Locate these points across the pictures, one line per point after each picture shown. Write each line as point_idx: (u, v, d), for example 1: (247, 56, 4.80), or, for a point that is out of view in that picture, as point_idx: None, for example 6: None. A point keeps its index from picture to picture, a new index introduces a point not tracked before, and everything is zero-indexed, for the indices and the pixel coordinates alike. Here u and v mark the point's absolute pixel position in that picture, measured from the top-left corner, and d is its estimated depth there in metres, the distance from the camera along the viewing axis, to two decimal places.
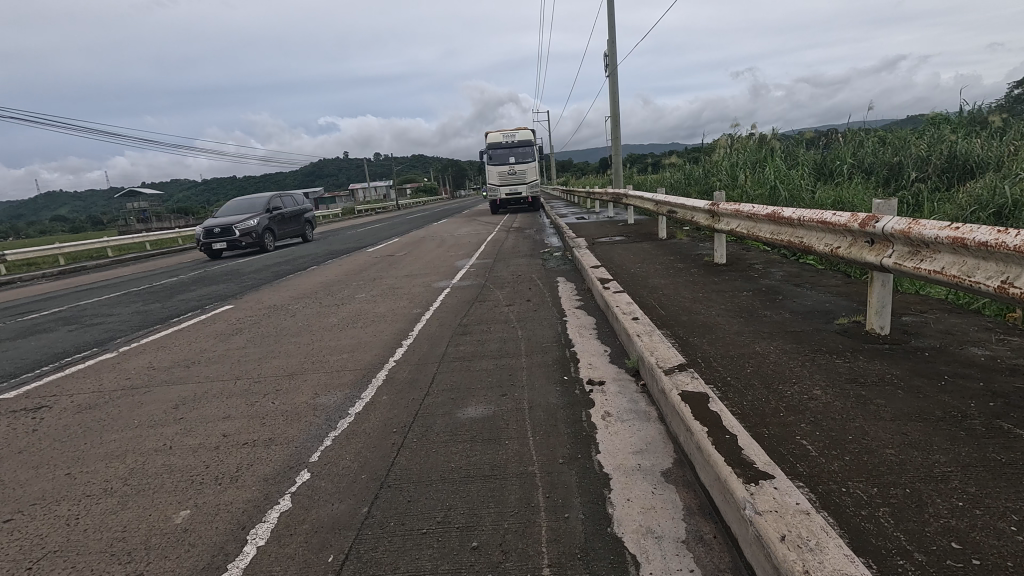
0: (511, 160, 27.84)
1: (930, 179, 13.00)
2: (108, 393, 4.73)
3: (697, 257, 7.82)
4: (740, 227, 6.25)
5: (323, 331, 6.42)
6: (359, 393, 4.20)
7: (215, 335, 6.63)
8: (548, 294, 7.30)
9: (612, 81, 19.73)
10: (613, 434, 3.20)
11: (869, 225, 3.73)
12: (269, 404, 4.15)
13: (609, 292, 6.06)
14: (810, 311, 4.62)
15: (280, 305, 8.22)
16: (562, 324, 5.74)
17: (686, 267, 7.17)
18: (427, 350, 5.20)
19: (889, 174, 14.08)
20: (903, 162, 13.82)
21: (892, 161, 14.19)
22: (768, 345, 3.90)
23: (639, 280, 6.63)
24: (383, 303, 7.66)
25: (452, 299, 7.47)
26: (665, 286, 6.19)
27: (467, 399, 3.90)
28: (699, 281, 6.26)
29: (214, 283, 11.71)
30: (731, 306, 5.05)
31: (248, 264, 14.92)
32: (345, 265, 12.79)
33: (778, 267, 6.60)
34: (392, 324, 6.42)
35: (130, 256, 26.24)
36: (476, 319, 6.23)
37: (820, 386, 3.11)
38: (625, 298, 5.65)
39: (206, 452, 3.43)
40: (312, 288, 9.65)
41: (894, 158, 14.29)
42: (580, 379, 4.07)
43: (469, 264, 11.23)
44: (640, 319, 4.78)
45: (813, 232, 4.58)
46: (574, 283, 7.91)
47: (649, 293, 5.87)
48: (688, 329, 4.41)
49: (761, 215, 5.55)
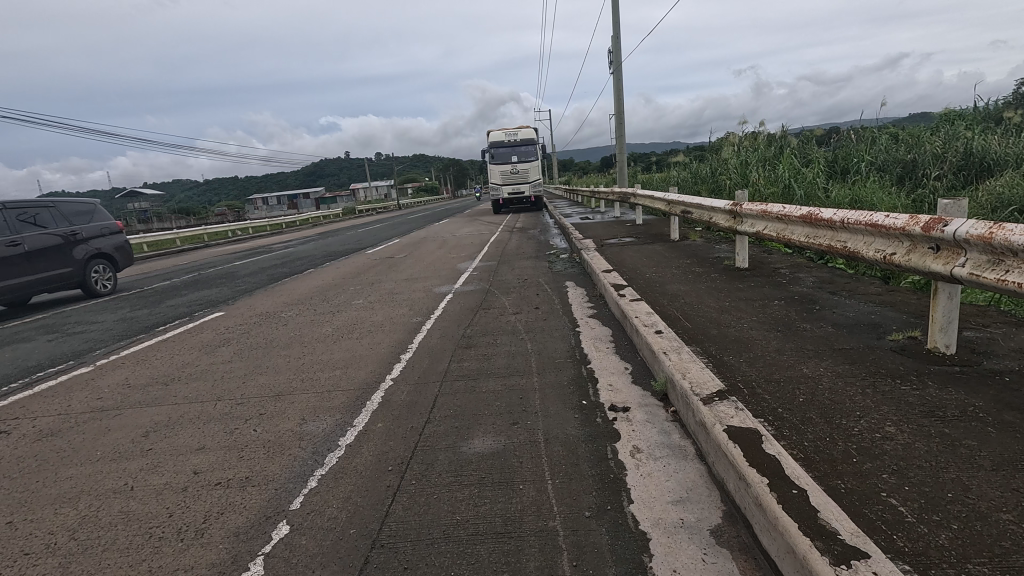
0: (514, 159, 27.33)
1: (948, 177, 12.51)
2: (74, 417, 4.25)
3: (716, 260, 7.33)
4: (767, 230, 5.75)
5: (315, 342, 5.95)
6: (351, 420, 3.73)
7: (200, 347, 6.15)
8: (557, 301, 6.81)
9: (616, 78, 19.29)
10: (646, 478, 2.72)
11: (935, 230, 3.24)
12: (249, 433, 3.67)
13: (625, 300, 5.58)
14: (856, 324, 4.12)
15: (273, 313, 7.75)
16: (574, 336, 5.25)
17: (705, 272, 6.67)
18: (427, 366, 4.72)
19: (903, 172, 13.62)
20: (919, 159, 13.33)
21: (906, 159, 13.72)
22: (816, 366, 3.41)
23: (657, 286, 6.15)
24: (381, 311, 7.18)
25: (455, 306, 6.99)
26: (686, 293, 5.71)
27: (473, 429, 3.42)
28: (723, 288, 5.76)
29: (207, 287, 11.24)
30: (764, 317, 4.56)
31: (245, 266, 14.48)
32: (344, 267, 12.34)
33: (805, 273, 6.12)
34: (389, 335, 5.93)
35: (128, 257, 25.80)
36: (481, 330, 5.73)
37: (892, 420, 2.63)
38: (644, 308, 5.17)
39: (172, 495, 2.96)
40: (308, 293, 9.19)
41: (908, 156, 13.83)
42: (601, 404, 3.60)
43: (473, 266, 10.78)
44: (664, 333, 4.29)
45: (859, 236, 4.08)
46: (584, 288, 7.44)
47: (670, 302, 5.38)
48: (720, 346, 3.92)
49: (795, 217, 5.04)
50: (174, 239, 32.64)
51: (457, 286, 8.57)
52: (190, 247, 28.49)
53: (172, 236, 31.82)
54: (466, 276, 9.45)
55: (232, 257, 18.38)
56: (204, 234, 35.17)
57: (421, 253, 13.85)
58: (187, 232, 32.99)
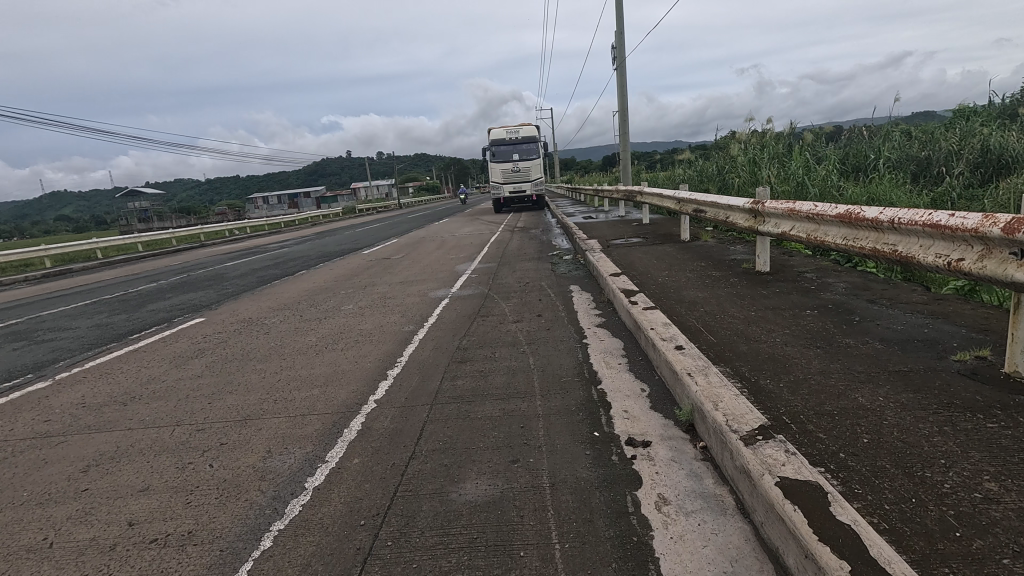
0: (515, 157, 26.78)
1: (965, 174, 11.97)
2: (11, 446, 3.72)
3: (732, 263, 6.77)
4: (794, 230, 5.18)
5: (296, 354, 5.41)
6: (324, 454, 3.19)
7: (171, 360, 5.62)
8: (562, 308, 6.26)
9: (620, 73, 18.75)
10: (678, 543, 2.18)
11: (1022, 231, 2.68)
12: (203, 470, 3.13)
13: (638, 308, 5.04)
14: (909, 341, 3.56)
15: (256, 320, 7.21)
16: (582, 349, 4.71)
17: (722, 276, 6.13)
18: (417, 384, 4.18)
19: (918, 169, 13.08)
20: (933, 156, 12.79)
21: (921, 156, 13.18)
22: (874, 395, 2.86)
23: (671, 292, 5.60)
24: (370, 318, 6.65)
25: (451, 313, 6.45)
26: (705, 300, 5.15)
27: (465, 467, 2.88)
28: (746, 294, 5.21)
29: (193, 290, 10.71)
30: (799, 330, 4.01)
31: (235, 268, 13.93)
32: (338, 269, 11.80)
33: (834, 278, 5.57)
34: (379, 346, 5.39)
35: (120, 258, 25.20)
36: (478, 342, 5.18)
37: (991, 473, 2.09)
38: (660, 317, 4.62)
39: (95, 557, 2.42)
40: (297, 297, 8.66)
41: (923, 153, 13.29)
42: (617, 438, 3.06)
43: (472, 268, 10.24)
44: (686, 350, 3.74)
45: (914, 238, 3.52)
46: (591, 293, 6.92)
47: (687, 311, 4.83)
48: (754, 366, 3.38)
49: (828, 217, 4.49)
50: (171, 239, 32.14)
51: (455, 289, 8.04)
52: (186, 247, 27.98)
53: (167, 234, 31.22)
54: (464, 279, 8.91)
55: (224, 258, 17.84)
56: (202, 235, 34.63)
57: (419, 254, 13.31)
58: (183, 231, 32.52)
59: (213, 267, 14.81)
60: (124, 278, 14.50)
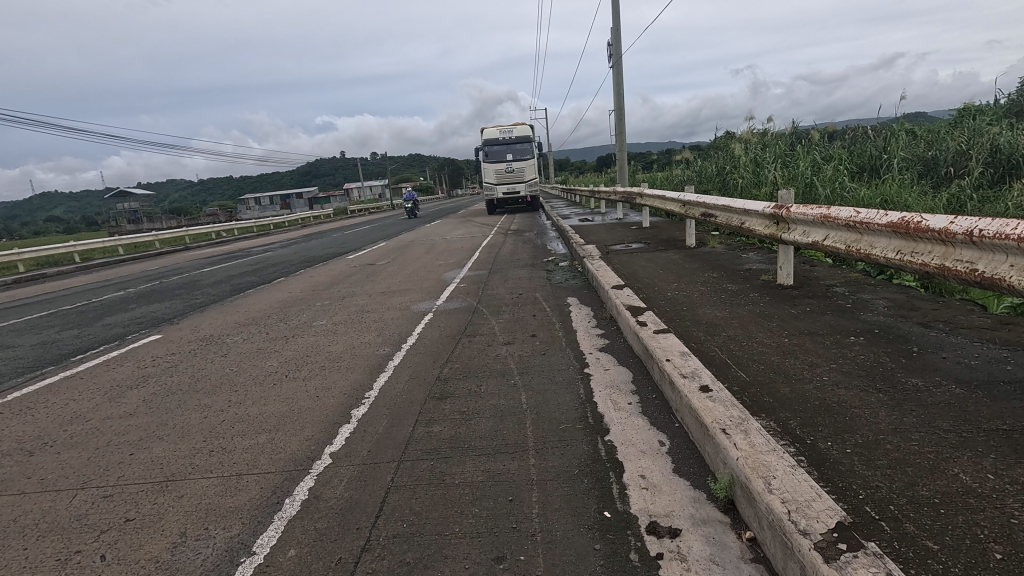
0: (509, 157, 26.05)
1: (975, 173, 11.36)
2: None
3: (748, 274, 6.08)
4: (828, 240, 4.46)
5: (251, 384, 4.65)
6: (254, 541, 2.45)
7: (106, 391, 4.83)
8: (559, 326, 5.53)
9: (617, 71, 18.12)
10: None
11: None
12: (90, 566, 2.37)
13: (648, 332, 4.33)
14: (994, 383, 2.86)
15: (217, 339, 6.42)
16: (583, 382, 3.98)
17: (740, 291, 5.41)
18: (385, 431, 3.45)
19: (924, 170, 12.42)
20: (941, 156, 12.20)
21: (926, 156, 12.51)
22: (979, 470, 2.13)
23: (685, 310, 4.89)
24: (342, 338, 5.88)
25: (434, 332, 5.73)
26: (726, 321, 4.44)
27: (433, 571, 2.15)
28: (773, 314, 4.51)
29: (159, 300, 9.87)
30: (850, 364, 3.29)
31: (210, 274, 13.09)
32: (318, 276, 11.01)
33: (871, 294, 4.87)
34: (349, 375, 4.63)
35: (96, 261, 24.14)
36: (462, 371, 4.44)
37: None
38: (677, 345, 3.90)
39: None
40: (268, 310, 7.87)
41: (928, 153, 12.64)
42: (634, 522, 2.33)
43: (462, 275, 9.49)
44: (715, 394, 3.02)
45: (1002, 256, 2.80)
46: (591, 307, 6.21)
47: (707, 336, 4.12)
48: (806, 420, 2.65)
49: (874, 227, 3.78)
50: (155, 243, 31.16)
51: (441, 301, 7.31)
52: (169, 251, 26.92)
53: (150, 238, 30.17)
54: (450, 289, 8.17)
55: (202, 262, 16.95)
56: (188, 238, 33.65)
57: (407, 259, 12.55)
58: (167, 233, 31.47)
59: (188, 273, 13.96)
60: (92, 285, 13.62)
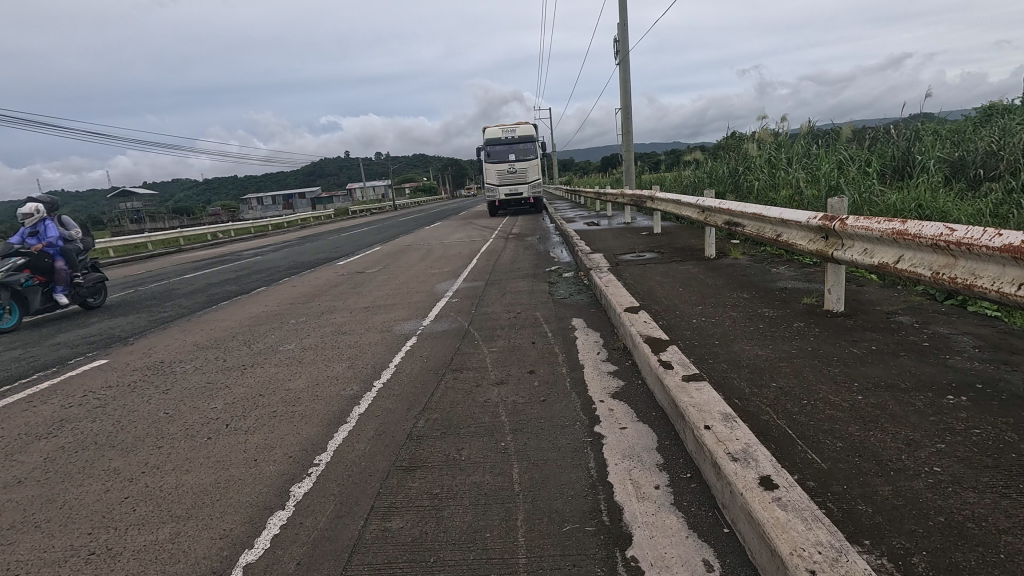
0: (511, 158, 25.12)
1: (1005, 176, 10.45)
2: None
3: (786, 296, 5.15)
4: (904, 262, 3.51)
5: (182, 437, 3.77)
6: None
7: (9, 441, 3.95)
8: (562, 360, 4.63)
9: (624, 68, 17.23)
10: None
11: None
12: None
13: (675, 379, 3.42)
14: None
15: (167, 367, 5.54)
16: (594, 449, 3.08)
17: (782, 319, 4.49)
18: (330, 525, 2.57)
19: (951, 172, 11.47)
20: (968, 157, 11.27)
21: (953, 157, 11.56)
22: None
23: (718, 346, 3.98)
24: (306, 371, 4.96)
25: (416, 363, 4.85)
26: (774, 365, 3.52)
27: None
28: (831, 356, 3.58)
29: (125, 313, 8.99)
30: (964, 443, 2.38)
31: (192, 281, 12.22)
32: (301, 286, 10.13)
33: (947, 327, 3.94)
34: (303, 427, 3.73)
35: (85, 264, 23.33)
36: (440, 426, 3.54)
37: None
38: (716, 405, 2.98)
39: None
40: (235, 329, 7.00)
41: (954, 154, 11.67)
42: None
43: (456, 288, 8.61)
44: (786, 496, 2.11)
45: None
46: (600, 333, 5.32)
47: (753, 388, 3.21)
48: (940, 559, 1.75)
49: (978, 250, 2.86)
50: (148, 244, 30.16)
51: (429, 321, 6.42)
52: (161, 253, 26.11)
53: (144, 241, 29.35)
54: (440, 305, 7.29)
55: (187, 267, 16.06)
56: (183, 239, 32.67)
57: (399, 267, 11.66)
58: (161, 235, 30.64)
59: (168, 280, 13.09)
60: None
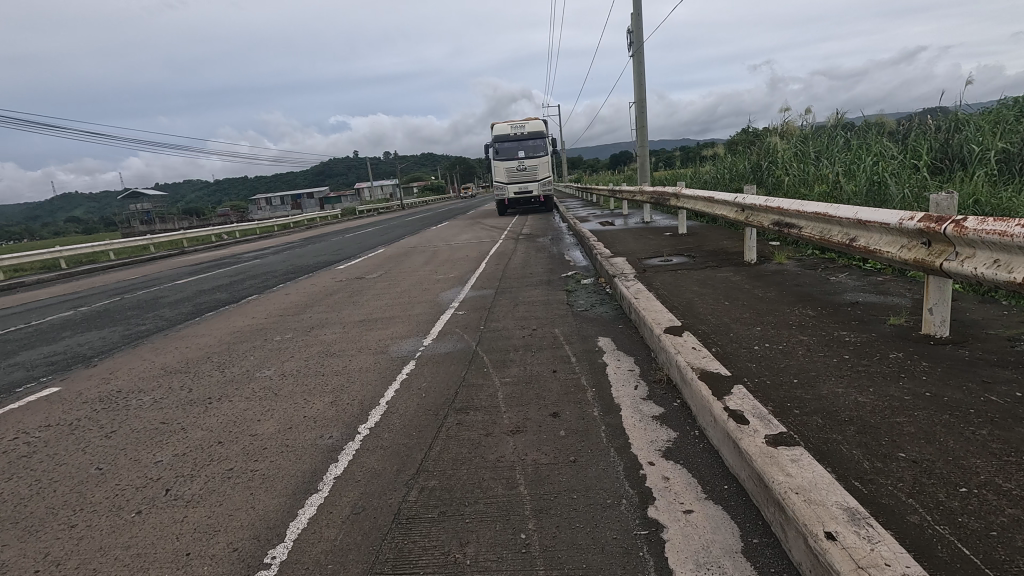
0: (521, 155, 24.26)
1: None
2: None
3: (865, 315, 4.20)
4: None
5: (107, 508, 2.91)
6: None
7: None
8: (593, 397, 3.73)
9: (639, 60, 16.31)
10: None
11: None
12: None
13: (757, 441, 2.49)
14: None
15: (121, 400, 4.68)
16: (653, 551, 2.18)
17: (873, 348, 3.54)
18: None
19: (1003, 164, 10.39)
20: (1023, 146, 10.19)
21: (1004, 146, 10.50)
22: None
23: (800, 388, 3.05)
24: (280, 409, 4.09)
25: (413, 399, 3.97)
26: (891, 423, 2.58)
27: None
28: (966, 407, 2.65)
29: (99, 326, 8.16)
30: None
31: (184, 289, 11.41)
32: (295, 294, 9.30)
33: None
34: (258, 499, 2.84)
35: (84, 267, 22.62)
36: (438, 502, 2.65)
37: None
38: (833, 493, 2.05)
39: None
40: (213, 348, 6.15)
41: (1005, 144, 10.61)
42: None
43: (464, 296, 7.74)
44: None
45: None
46: (635, 358, 4.41)
47: (874, 461, 2.28)
48: None
49: None
50: (151, 246, 29.46)
51: (431, 340, 5.52)
52: (163, 256, 25.42)
53: (147, 244, 28.64)
54: (445, 319, 6.41)
55: (183, 272, 15.27)
56: (187, 240, 31.97)
57: (403, 272, 10.79)
58: (166, 238, 30.01)
59: (160, 286, 12.30)
60: (52, 300, 12.00)
